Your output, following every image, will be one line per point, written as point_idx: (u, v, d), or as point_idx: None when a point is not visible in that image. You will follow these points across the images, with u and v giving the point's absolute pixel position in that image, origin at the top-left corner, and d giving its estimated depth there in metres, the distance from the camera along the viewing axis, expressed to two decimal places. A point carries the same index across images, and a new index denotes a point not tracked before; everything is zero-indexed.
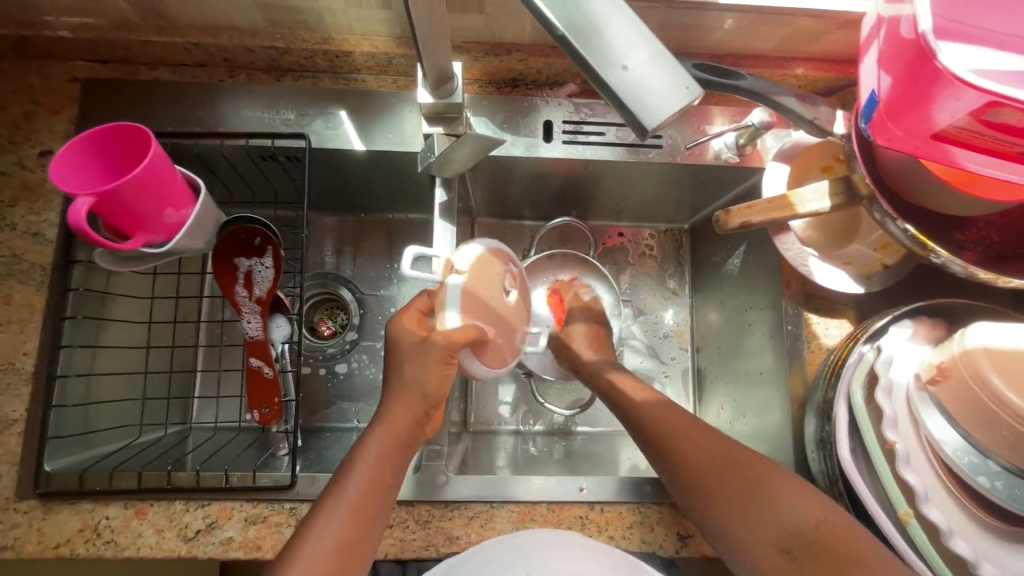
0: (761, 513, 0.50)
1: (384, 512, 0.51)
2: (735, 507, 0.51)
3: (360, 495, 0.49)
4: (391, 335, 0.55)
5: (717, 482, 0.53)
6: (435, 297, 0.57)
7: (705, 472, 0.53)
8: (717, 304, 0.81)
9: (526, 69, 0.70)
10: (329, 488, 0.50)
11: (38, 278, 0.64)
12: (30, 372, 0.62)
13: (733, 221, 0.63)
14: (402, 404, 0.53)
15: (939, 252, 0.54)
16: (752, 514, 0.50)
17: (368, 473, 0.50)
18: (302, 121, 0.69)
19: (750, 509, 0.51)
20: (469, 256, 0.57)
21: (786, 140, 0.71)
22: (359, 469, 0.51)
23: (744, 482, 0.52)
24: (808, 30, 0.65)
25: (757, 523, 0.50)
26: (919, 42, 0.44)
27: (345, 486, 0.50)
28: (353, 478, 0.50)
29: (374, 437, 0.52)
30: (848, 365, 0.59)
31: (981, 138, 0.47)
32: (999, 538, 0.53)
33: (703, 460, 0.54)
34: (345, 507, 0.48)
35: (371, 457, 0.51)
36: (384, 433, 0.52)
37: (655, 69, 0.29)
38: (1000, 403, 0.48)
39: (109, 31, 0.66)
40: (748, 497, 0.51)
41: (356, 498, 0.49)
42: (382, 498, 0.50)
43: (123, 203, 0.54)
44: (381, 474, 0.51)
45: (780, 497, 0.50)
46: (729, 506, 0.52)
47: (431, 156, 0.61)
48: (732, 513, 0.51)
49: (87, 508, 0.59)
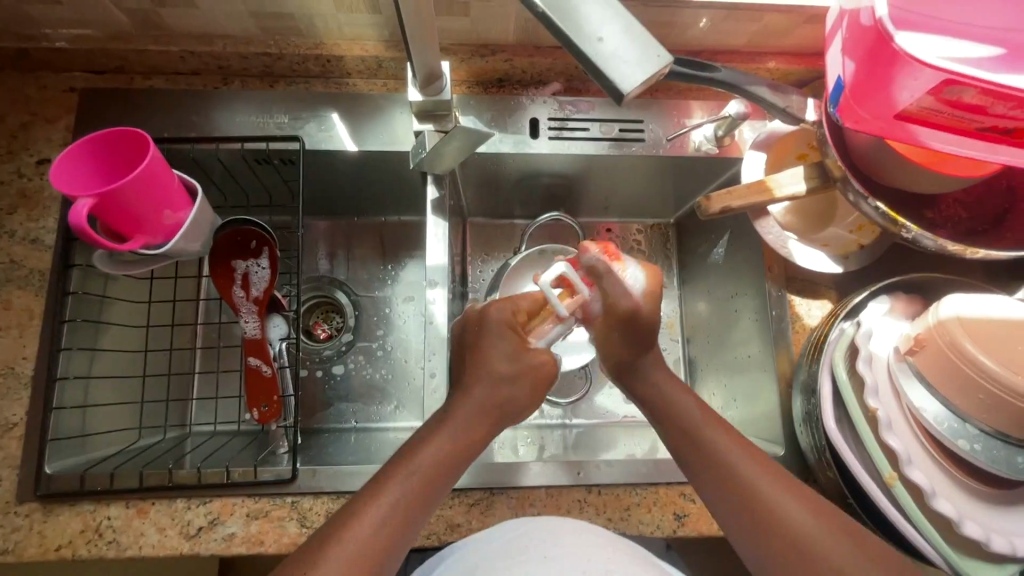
0: (764, 507, 0.49)
1: (435, 495, 0.51)
2: (735, 494, 0.51)
3: (411, 491, 0.50)
4: (488, 319, 0.58)
5: (726, 465, 0.52)
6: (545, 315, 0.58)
7: (715, 459, 0.53)
8: (705, 293, 0.83)
9: (511, 69, 0.73)
10: (396, 464, 0.51)
11: (37, 283, 0.65)
12: (29, 375, 0.63)
13: (713, 206, 0.65)
14: (460, 401, 0.55)
15: (908, 227, 0.57)
16: (756, 515, 0.49)
17: (426, 459, 0.52)
18: (295, 124, 0.71)
19: (744, 495, 0.50)
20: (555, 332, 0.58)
21: (762, 130, 0.74)
22: (421, 453, 0.52)
23: (753, 482, 0.51)
24: (776, 26, 0.68)
25: (763, 525, 0.49)
26: (877, 27, 0.48)
27: (401, 478, 0.50)
28: (409, 471, 0.50)
29: (433, 437, 0.53)
30: (830, 341, 0.61)
31: (941, 116, 0.50)
32: (981, 499, 0.55)
33: (716, 454, 0.53)
34: (395, 491, 0.49)
35: (428, 453, 0.52)
36: (440, 426, 0.54)
37: (626, 39, 0.32)
38: (974, 368, 0.50)
39: (106, 42, 0.68)
40: (758, 498, 0.50)
41: (413, 490, 0.50)
42: (431, 485, 0.51)
43: (121, 204, 0.55)
44: (428, 474, 0.51)
45: (785, 503, 0.49)
46: (730, 492, 0.51)
47: (422, 152, 0.64)
48: (738, 510, 0.50)
49: (88, 509, 0.60)
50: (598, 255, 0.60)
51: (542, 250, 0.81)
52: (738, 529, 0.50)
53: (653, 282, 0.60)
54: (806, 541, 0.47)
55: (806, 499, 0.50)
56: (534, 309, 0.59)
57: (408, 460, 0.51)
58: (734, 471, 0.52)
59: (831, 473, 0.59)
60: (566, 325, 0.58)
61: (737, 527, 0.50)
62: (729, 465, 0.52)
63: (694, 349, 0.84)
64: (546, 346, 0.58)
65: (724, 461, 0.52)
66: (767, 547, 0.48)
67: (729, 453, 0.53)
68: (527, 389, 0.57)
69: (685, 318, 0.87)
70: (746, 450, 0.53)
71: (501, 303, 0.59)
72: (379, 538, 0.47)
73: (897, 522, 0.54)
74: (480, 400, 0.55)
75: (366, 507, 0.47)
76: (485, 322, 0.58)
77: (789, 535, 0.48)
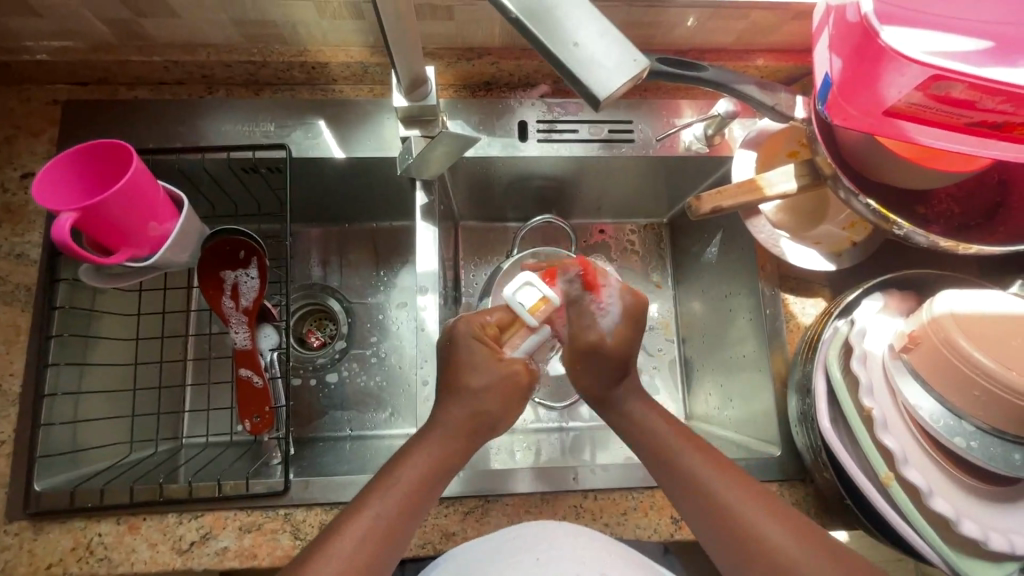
0: (742, 525, 0.49)
1: (422, 507, 0.51)
2: (714, 512, 0.50)
3: (397, 506, 0.49)
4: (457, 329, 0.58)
5: (703, 485, 0.52)
6: (517, 323, 0.57)
7: (688, 481, 0.53)
8: (699, 293, 0.83)
9: (498, 72, 0.72)
10: (383, 477, 0.51)
11: (23, 298, 0.65)
12: (16, 392, 0.62)
13: (704, 207, 0.64)
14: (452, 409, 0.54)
15: (900, 224, 0.56)
16: (733, 534, 0.49)
17: (409, 477, 0.51)
18: (281, 132, 0.70)
19: (721, 515, 0.50)
20: (532, 341, 0.57)
21: (753, 127, 0.73)
22: (401, 472, 0.51)
23: (729, 501, 0.50)
24: (763, 23, 0.68)
25: (741, 543, 0.49)
26: (863, 23, 0.48)
27: (388, 490, 0.50)
28: (395, 483, 0.50)
29: (423, 447, 0.53)
30: (824, 338, 0.61)
31: (930, 112, 0.50)
32: (979, 497, 0.54)
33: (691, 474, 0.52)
34: (383, 505, 0.49)
35: (418, 461, 0.52)
36: (433, 437, 0.54)
37: (603, 43, 0.32)
38: (969, 364, 0.50)
39: (89, 54, 0.68)
40: (734, 517, 0.49)
41: (399, 500, 0.50)
42: (419, 498, 0.51)
43: (106, 217, 0.55)
44: (416, 486, 0.51)
45: (761, 520, 0.49)
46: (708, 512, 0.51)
47: (409, 158, 0.63)
48: (716, 527, 0.50)
49: (79, 526, 0.59)
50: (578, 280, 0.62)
51: (535, 252, 0.80)
52: (717, 548, 0.50)
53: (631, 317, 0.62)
54: (783, 557, 0.47)
55: (781, 512, 0.50)
56: (504, 322, 0.58)
57: (393, 475, 0.51)
58: (711, 489, 0.51)
59: (827, 474, 0.59)
60: (540, 336, 0.57)
61: (717, 547, 0.50)
62: (704, 485, 0.52)
63: (689, 349, 0.84)
64: (522, 356, 0.58)
65: (700, 482, 0.52)
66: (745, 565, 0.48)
67: (704, 473, 0.52)
68: (516, 393, 0.57)
69: (680, 317, 0.86)
70: (721, 469, 0.53)
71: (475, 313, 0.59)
72: (358, 562, 0.46)
73: (896, 522, 0.53)
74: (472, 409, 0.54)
75: (348, 522, 0.48)
76: (454, 334, 0.57)
77: (765, 551, 0.48)
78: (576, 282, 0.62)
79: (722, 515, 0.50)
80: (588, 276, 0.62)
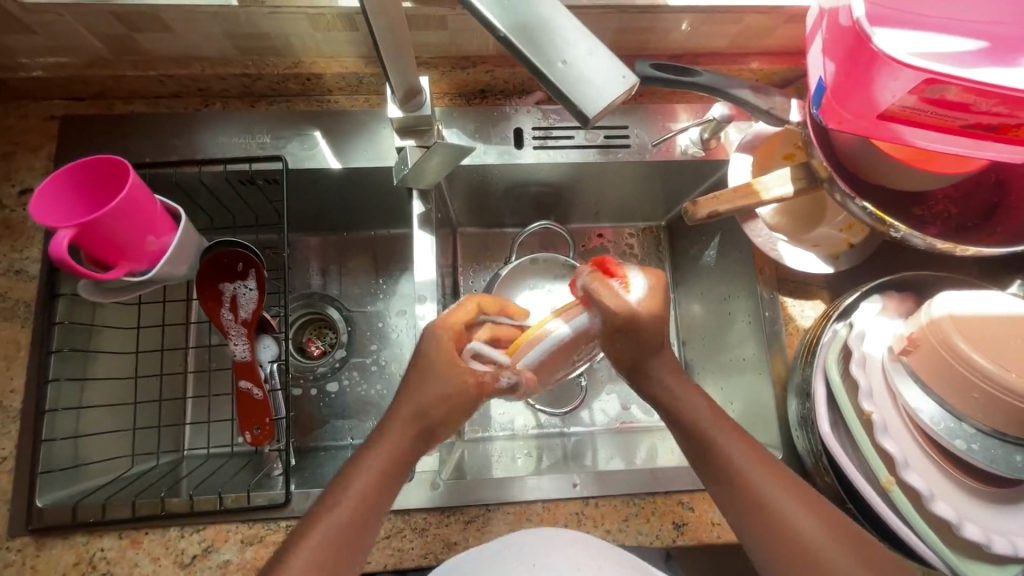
0: (767, 510, 0.48)
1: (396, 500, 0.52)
2: (742, 497, 0.50)
3: None
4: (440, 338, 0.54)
5: (734, 468, 0.50)
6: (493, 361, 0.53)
7: (719, 465, 0.51)
8: (698, 296, 0.83)
9: (493, 80, 0.73)
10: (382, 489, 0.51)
11: (23, 314, 0.65)
12: (17, 408, 0.62)
13: (700, 211, 0.64)
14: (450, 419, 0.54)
15: (897, 227, 0.56)
16: (758, 519, 0.49)
17: None
18: (278, 144, 0.71)
19: (749, 499, 0.49)
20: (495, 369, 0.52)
21: (748, 131, 0.74)
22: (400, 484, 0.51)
23: (763, 491, 0.49)
24: (757, 27, 0.68)
25: (772, 533, 0.48)
26: (855, 28, 0.48)
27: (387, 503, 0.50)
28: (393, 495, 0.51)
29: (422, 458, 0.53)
30: (823, 342, 0.61)
31: (925, 115, 0.50)
32: (979, 499, 0.54)
33: (727, 463, 0.51)
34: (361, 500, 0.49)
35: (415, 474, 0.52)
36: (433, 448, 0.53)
37: (591, 61, 0.32)
38: (968, 367, 0.50)
39: (84, 69, 0.68)
40: (766, 507, 0.49)
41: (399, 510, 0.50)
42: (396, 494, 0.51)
43: (103, 233, 0.55)
44: None
45: (796, 512, 0.48)
46: (736, 495, 0.50)
47: (405, 168, 0.64)
48: (743, 511, 0.49)
49: (81, 541, 0.59)
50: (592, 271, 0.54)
51: (534, 258, 0.80)
52: (743, 527, 0.50)
53: (656, 293, 0.54)
54: (814, 549, 0.47)
55: (814, 505, 0.49)
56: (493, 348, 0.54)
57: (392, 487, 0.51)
58: (741, 473, 0.50)
59: (828, 478, 0.59)
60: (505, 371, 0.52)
61: (744, 531, 0.50)
62: (735, 469, 0.50)
63: (690, 352, 0.84)
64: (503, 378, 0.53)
65: (734, 473, 0.50)
66: (776, 554, 0.48)
67: (740, 463, 0.50)
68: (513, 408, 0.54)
69: (680, 320, 0.86)
70: (753, 453, 0.51)
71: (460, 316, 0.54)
72: None
73: (897, 527, 0.53)
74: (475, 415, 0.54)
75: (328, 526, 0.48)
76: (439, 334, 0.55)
77: (796, 542, 0.47)
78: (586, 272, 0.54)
79: (751, 499, 0.49)
80: (603, 268, 0.55)
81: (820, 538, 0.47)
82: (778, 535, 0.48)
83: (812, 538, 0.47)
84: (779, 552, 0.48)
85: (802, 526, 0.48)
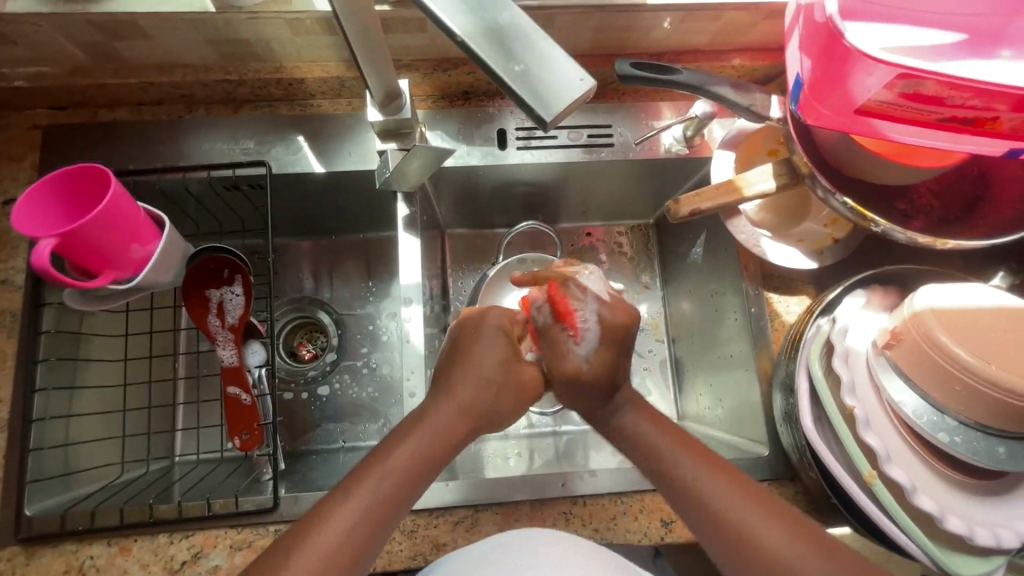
0: (735, 527, 0.48)
1: (393, 521, 0.48)
2: (707, 516, 0.49)
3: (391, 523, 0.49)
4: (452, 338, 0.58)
5: (695, 487, 0.51)
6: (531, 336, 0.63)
7: (681, 488, 0.51)
8: (686, 293, 0.83)
9: (475, 81, 0.73)
10: None
11: (10, 323, 0.65)
12: (5, 418, 0.63)
13: (683, 209, 0.65)
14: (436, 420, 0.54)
15: (877, 221, 0.57)
16: (729, 537, 0.48)
17: None
18: (261, 149, 0.71)
19: (716, 518, 0.49)
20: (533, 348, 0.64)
21: (731, 127, 0.74)
22: None
23: (732, 507, 0.49)
24: (738, 23, 0.68)
25: (745, 550, 0.47)
26: (828, 25, 0.47)
27: None
28: None
29: None
30: (807, 339, 0.61)
31: (901, 110, 0.50)
32: (962, 491, 0.54)
33: (682, 475, 0.52)
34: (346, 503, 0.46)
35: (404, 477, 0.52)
36: None
37: (547, 66, 0.32)
38: (950, 361, 0.50)
39: (65, 78, 0.68)
40: (726, 513, 0.49)
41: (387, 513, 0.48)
42: (388, 505, 0.48)
43: (85, 242, 0.55)
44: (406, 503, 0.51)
45: (765, 524, 0.48)
46: (703, 514, 0.50)
47: (386, 172, 0.63)
48: (713, 530, 0.49)
49: (71, 549, 0.59)
50: (546, 306, 0.61)
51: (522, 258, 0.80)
52: (714, 549, 0.49)
53: (615, 329, 0.59)
54: (778, 554, 0.47)
55: (773, 509, 0.49)
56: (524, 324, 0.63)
57: None
58: (704, 491, 0.50)
59: (813, 472, 0.59)
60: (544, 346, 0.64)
61: (718, 552, 0.49)
62: (697, 488, 0.51)
63: (679, 349, 0.84)
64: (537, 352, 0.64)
65: (698, 489, 0.51)
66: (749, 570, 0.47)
67: (694, 471, 0.51)
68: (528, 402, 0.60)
69: (670, 317, 0.86)
70: (715, 470, 0.51)
71: (471, 314, 0.60)
72: None
73: (878, 520, 0.54)
74: (461, 417, 0.53)
75: (319, 532, 0.45)
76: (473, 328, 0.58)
77: (767, 557, 0.47)
78: (544, 309, 0.61)
79: (717, 517, 0.49)
80: (556, 299, 0.60)
81: (791, 549, 0.47)
82: (750, 552, 0.47)
83: (784, 549, 0.47)
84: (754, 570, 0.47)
85: (774, 542, 0.47)
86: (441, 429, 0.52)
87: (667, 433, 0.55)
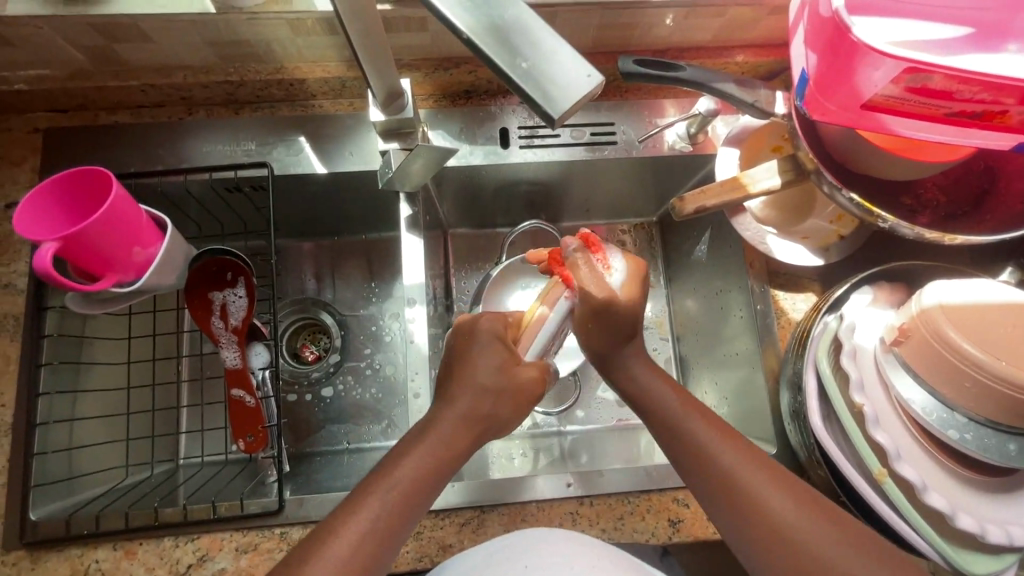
0: (750, 502, 0.48)
1: (404, 532, 0.48)
2: (723, 490, 0.49)
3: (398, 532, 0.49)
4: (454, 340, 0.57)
5: (713, 459, 0.50)
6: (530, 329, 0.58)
7: (698, 460, 0.51)
8: (691, 291, 0.82)
9: (476, 80, 0.72)
10: None
11: (13, 327, 0.65)
12: (9, 423, 0.62)
13: (688, 207, 0.64)
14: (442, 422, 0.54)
15: (885, 217, 0.56)
16: (742, 511, 0.48)
17: None
18: (262, 150, 0.70)
19: (731, 492, 0.49)
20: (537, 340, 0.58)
21: (735, 124, 0.73)
22: None
23: (748, 483, 0.48)
24: (741, 19, 0.67)
25: (757, 528, 0.47)
26: (835, 19, 0.47)
27: None
28: None
29: None
30: (814, 336, 0.60)
31: (909, 104, 0.49)
32: (972, 488, 0.54)
33: (699, 447, 0.51)
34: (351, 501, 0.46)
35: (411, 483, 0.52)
36: None
37: (553, 61, 0.32)
38: (959, 357, 0.49)
39: (65, 81, 0.68)
40: (743, 490, 0.48)
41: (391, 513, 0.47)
42: (393, 506, 0.48)
43: (88, 245, 0.55)
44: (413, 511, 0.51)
45: (779, 501, 0.47)
46: (718, 487, 0.49)
47: (389, 171, 0.63)
48: (727, 505, 0.49)
49: (76, 553, 0.59)
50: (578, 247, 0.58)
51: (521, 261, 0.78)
52: (729, 522, 0.49)
53: (635, 279, 0.58)
54: (791, 532, 0.46)
55: (788, 485, 0.49)
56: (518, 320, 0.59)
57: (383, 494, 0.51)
58: (721, 466, 0.50)
59: (822, 471, 0.59)
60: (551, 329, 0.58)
61: (731, 527, 0.49)
62: (714, 461, 0.50)
63: (684, 347, 0.83)
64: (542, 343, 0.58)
65: (714, 462, 0.50)
66: (758, 546, 0.47)
67: (710, 444, 0.51)
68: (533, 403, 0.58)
69: (675, 316, 0.86)
70: (733, 446, 0.51)
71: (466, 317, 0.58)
72: None
73: (888, 518, 0.53)
74: (466, 418, 0.53)
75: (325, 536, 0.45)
76: (475, 329, 0.56)
77: (780, 535, 0.46)
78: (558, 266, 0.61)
79: (734, 491, 0.48)
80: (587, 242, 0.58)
81: (806, 530, 0.46)
82: (763, 527, 0.47)
83: (799, 529, 0.46)
84: (764, 547, 0.47)
85: (791, 524, 0.46)
86: (448, 430, 0.52)
87: (684, 404, 0.54)
